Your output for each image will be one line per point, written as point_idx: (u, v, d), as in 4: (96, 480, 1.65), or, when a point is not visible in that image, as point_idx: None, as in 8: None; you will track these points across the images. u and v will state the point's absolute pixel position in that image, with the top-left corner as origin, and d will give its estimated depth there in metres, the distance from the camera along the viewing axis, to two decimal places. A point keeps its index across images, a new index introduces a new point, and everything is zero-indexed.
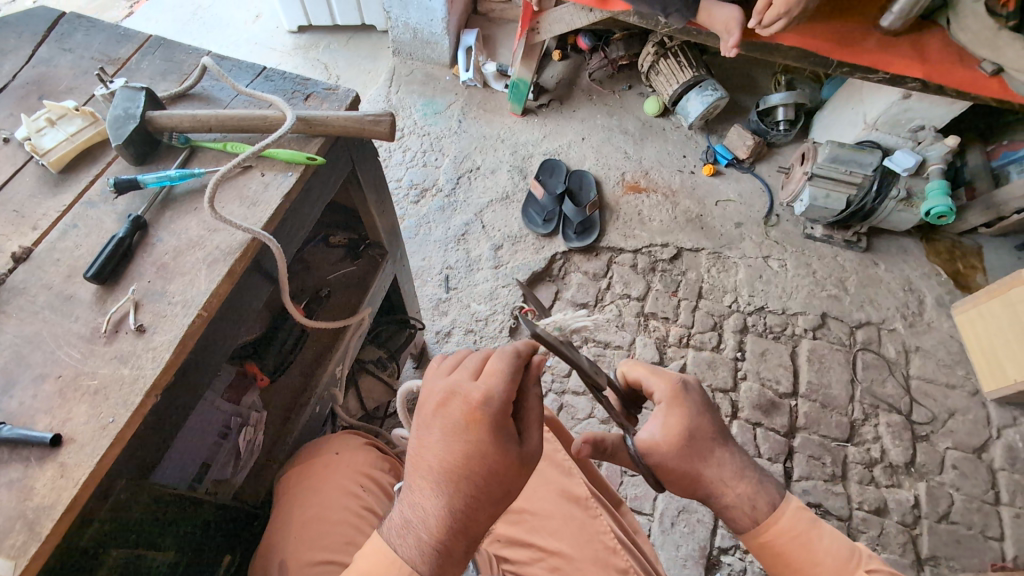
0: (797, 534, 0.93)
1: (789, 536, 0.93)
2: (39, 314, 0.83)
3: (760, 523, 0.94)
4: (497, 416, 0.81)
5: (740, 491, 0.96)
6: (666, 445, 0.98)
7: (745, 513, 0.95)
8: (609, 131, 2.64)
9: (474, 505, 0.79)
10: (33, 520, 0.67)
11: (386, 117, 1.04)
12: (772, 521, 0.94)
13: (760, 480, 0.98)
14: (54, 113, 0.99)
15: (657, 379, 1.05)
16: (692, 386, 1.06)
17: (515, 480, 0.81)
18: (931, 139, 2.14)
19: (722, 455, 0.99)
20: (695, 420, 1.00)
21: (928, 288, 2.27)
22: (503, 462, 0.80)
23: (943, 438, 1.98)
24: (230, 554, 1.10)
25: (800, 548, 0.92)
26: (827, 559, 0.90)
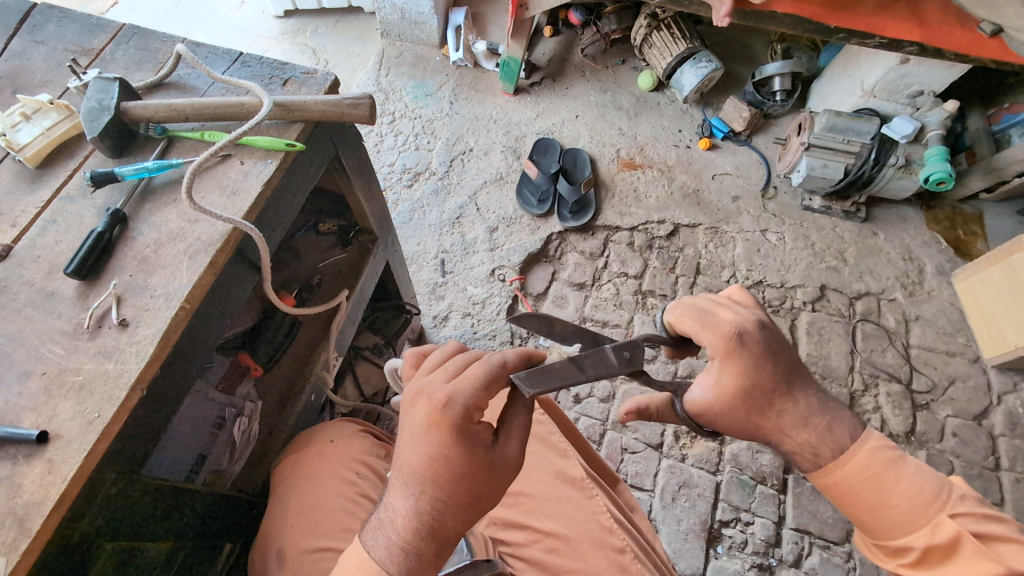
0: (868, 476, 0.83)
1: (858, 478, 0.84)
2: (21, 311, 0.82)
3: (825, 466, 0.86)
4: (459, 420, 0.77)
5: (801, 439, 0.87)
6: (719, 404, 0.88)
7: (808, 457, 0.87)
8: (603, 108, 2.60)
9: (444, 510, 0.78)
10: (23, 516, 0.68)
11: (366, 100, 1.02)
12: (841, 463, 0.85)
13: (831, 424, 0.87)
14: (29, 107, 0.96)
15: (705, 334, 0.88)
16: (749, 332, 0.87)
17: (488, 486, 0.79)
18: (930, 105, 2.12)
19: (788, 403, 0.88)
20: (752, 376, 0.86)
21: (929, 256, 2.24)
22: (469, 468, 0.77)
23: (943, 406, 1.98)
24: (230, 542, 1.11)
25: (871, 490, 0.83)
26: (901, 502, 0.81)
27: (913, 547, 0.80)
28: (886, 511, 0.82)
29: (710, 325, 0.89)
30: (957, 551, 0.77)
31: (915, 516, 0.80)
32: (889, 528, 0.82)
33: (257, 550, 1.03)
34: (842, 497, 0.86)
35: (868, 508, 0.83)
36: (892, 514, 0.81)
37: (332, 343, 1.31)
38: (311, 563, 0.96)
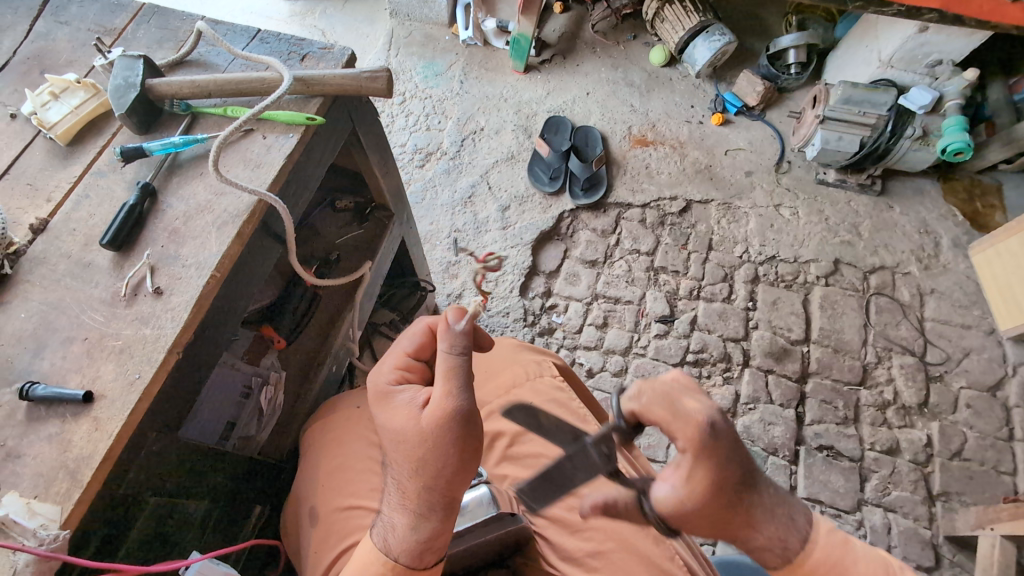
0: (833, 565, 0.80)
1: (825, 566, 0.80)
2: (61, 282, 0.86)
3: (794, 562, 0.81)
4: (382, 389, 0.88)
5: (769, 534, 0.81)
6: (691, 504, 0.77)
7: (778, 553, 0.81)
8: (614, 84, 2.58)
9: (401, 470, 0.83)
10: (75, 469, 0.73)
11: (383, 74, 1.03)
12: (806, 555, 0.81)
13: (792, 514, 0.83)
14: (57, 87, 0.99)
15: (674, 424, 0.79)
16: (720, 424, 0.79)
17: (426, 437, 0.80)
18: (949, 74, 2.09)
19: (756, 498, 0.81)
20: (723, 471, 0.77)
21: (945, 229, 2.22)
22: (398, 426, 0.83)
23: (957, 378, 1.98)
24: (259, 506, 1.16)
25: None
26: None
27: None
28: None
29: (675, 414, 0.79)
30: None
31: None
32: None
33: (292, 507, 1.09)
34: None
35: None
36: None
37: (352, 316, 1.34)
38: (340, 520, 1.02)
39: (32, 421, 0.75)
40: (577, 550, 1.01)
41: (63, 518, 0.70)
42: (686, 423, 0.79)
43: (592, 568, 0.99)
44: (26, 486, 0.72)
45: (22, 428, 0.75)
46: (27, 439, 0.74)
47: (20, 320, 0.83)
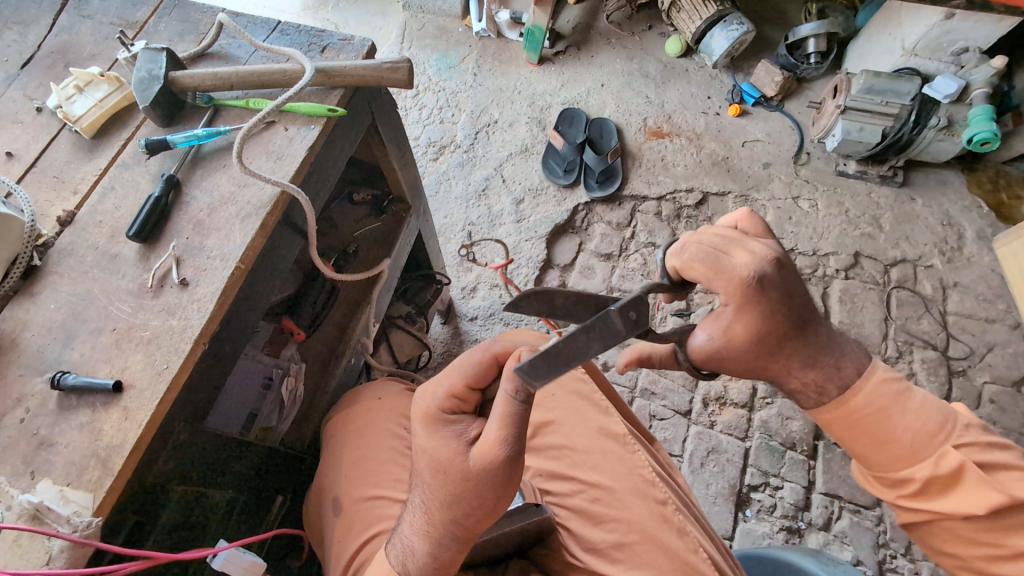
0: (876, 409, 0.86)
1: (866, 410, 0.86)
2: (88, 273, 0.87)
3: (832, 405, 0.88)
4: (430, 412, 0.83)
5: (807, 380, 0.88)
6: (728, 349, 0.86)
7: (813, 394, 0.89)
8: (629, 76, 2.55)
9: (435, 500, 0.81)
10: (106, 457, 0.74)
11: (405, 64, 1.03)
12: (847, 399, 0.88)
13: (839, 363, 0.88)
14: (82, 81, 1.00)
15: (719, 280, 0.84)
16: (769, 276, 0.83)
17: (474, 479, 0.78)
18: (975, 62, 2.03)
19: (800, 345, 0.87)
20: (766, 321, 0.84)
21: (969, 221, 2.18)
22: (444, 460, 0.80)
23: (980, 373, 1.94)
24: (281, 495, 1.16)
25: (877, 424, 0.86)
26: (907, 436, 0.85)
27: (917, 478, 0.85)
28: (892, 446, 0.85)
29: (721, 270, 0.84)
30: (961, 477, 0.83)
31: (920, 448, 0.85)
32: (895, 461, 0.86)
33: (315, 497, 1.10)
34: (845, 430, 0.89)
35: (875, 440, 0.87)
36: (898, 449, 0.85)
37: (370, 308, 1.34)
38: (364, 511, 1.03)
39: (64, 410, 0.76)
40: (600, 542, 1.01)
41: (95, 505, 0.72)
42: (731, 274, 0.83)
43: (616, 559, 0.99)
44: (59, 473, 0.73)
45: (54, 417, 0.76)
46: (59, 428, 0.76)
47: (50, 311, 0.84)
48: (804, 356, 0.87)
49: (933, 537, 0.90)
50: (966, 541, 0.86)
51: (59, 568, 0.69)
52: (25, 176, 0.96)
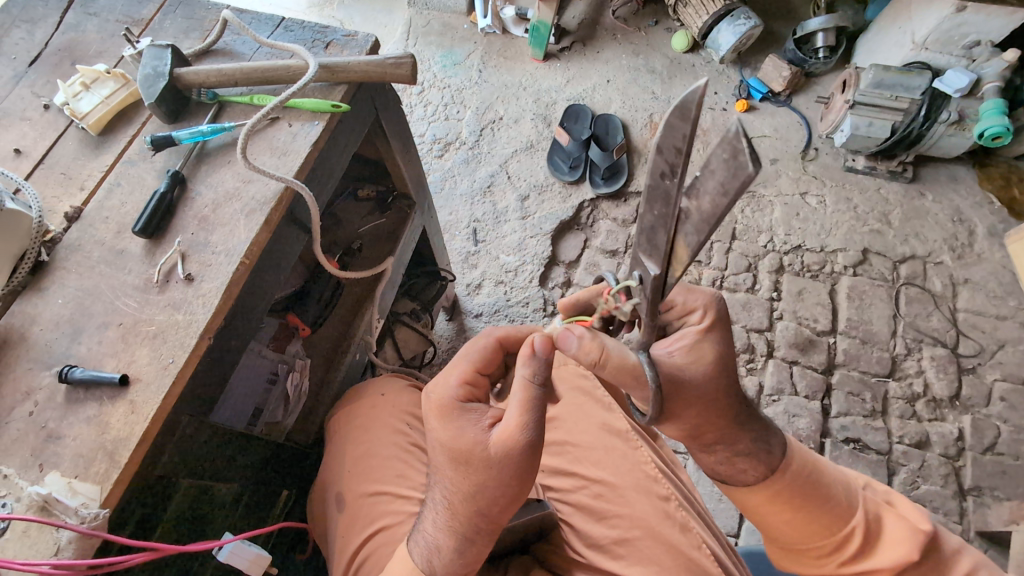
0: (805, 478, 0.90)
1: (796, 481, 0.89)
2: (95, 268, 0.88)
3: (777, 469, 0.90)
4: (446, 402, 0.83)
5: (746, 443, 0.91)
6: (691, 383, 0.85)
7: (762, 458, 0.91)
8: (635, 72, 2.54)
9: (459, 492, 0.81)
10: (113, 450, 0.74)
11: (408, 60, 1.02)
12: (778, 473, 0.90)
13: (766, 437, 0.92)
14: (88, 78, 1.01)
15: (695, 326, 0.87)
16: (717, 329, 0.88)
17: (501, 467, 0.78)
18: (988, 55, 2.00)
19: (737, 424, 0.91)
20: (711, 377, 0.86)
21: (980, 218, 2.16)
22: (467, 449, 0.79)
23: (991, 370, 1.92)
24: (286, 489, 1.18)
25: (807, 491, 0.89)
26: (837, 490, 0.91)
27: (858, 528, 0.89)
28: (830, 505, 0.89)
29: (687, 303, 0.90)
30: (884, 527, 0.90)
31: (850, 500, 0.91)
32: (835, 519, 0.89)
33: (319, 493, 1.11)
34: (775, 502, 0.91)
35: (803, 508, 0.90)
36: (835, 505, 0.89)
37: (375, 305, 1.34)
38: (368, 506, 1.03)
39: (71, 404, 0.77)
40: (603, 538, 1.01)
41: (102, 497, 0.72)
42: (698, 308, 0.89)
43: (618, 555, 0.99)
44: (67, 466, 0.74)
45: (61, 410, 0.77)
46: (67, 421, 0.76)
47: (57, 306, 0.85)
48: (743, 437, 0.91)
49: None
50: None
51: (67, 559, 0.70)
52: (33, 173, 0.97)
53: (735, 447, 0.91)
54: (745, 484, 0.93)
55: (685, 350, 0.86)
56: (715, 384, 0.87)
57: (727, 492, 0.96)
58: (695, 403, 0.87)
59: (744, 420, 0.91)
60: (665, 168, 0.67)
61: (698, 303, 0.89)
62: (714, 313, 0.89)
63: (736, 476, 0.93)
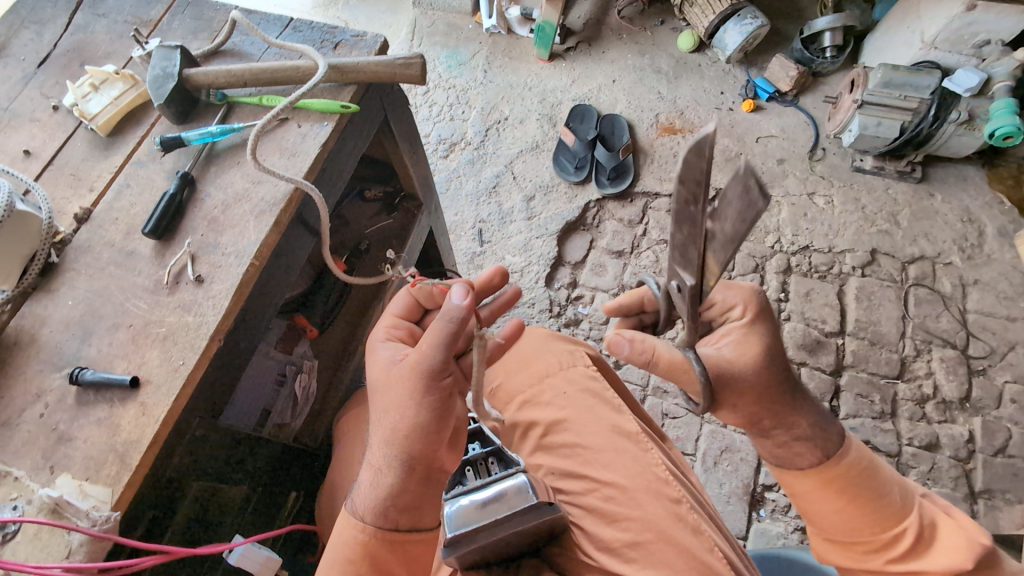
0: (863, 468, 0.90)
1: (855, 469, 0.89)
2: (105, 270, 0.87)
3: (834, 458, 0.90)
4: (375, 344, 0.94)
5: (808, 425, 0.92)
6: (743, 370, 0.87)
7: (818, 446, 0.91)
8: (641, 71, 2.53)
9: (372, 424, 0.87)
10: (124, 453, 0.74)
11: (417, 60, 1.02)
12: (838, 459, 0.90)
13: (829, 423, 0.93)
14: (97, 79, 1.01)
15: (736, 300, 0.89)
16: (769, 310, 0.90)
17: (395, 380, 0.84)
18: (998, 54, 1.98)
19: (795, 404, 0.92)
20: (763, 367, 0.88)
21: (989, 218, 2.14)
22: (377, 376, 0.88)
23: (1001, 372, 1.91)
24: (294, 492, 1.19)
25: (867, 482, 0.89)
26: (891, 489, 0.90)
27: (909, 529, 0.87)
28: (885, 499, 0.88)
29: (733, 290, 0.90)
30: (938, 531, 0.87)
31: (903, 501, 0.89)
32: (887, 515, 0.88)
33: (330, 495, 1.10)
34: (830, 490, 0.91)
35: (859, 498, 0.89)
36: (887, 502, 0.88)
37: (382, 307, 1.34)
38: None
39: (82, 406, 0.77)
40: (615, 541, 1.00)
41: (112, 500, 0.72)
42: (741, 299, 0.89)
43: (630, 558, 0.98)
44: (78, 468, 0.74)
45: (72, 412, 0.77)
46: (77, 423, 0.76)
47: (67, 307, 0.85)
48: (801, 420, 0.91)
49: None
50: None
51: (78, 562, 0.69)
52: (42, 174, 0.97)
53: (789, 431, 0.92)
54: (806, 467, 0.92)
55: (734, 344, 0.89)
56: (767, 376, 0.88)
57: (782, 478, 0.96)
58: (753, 397, 0.90)
59: (798, 404, 0.92)
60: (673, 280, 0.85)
61: (738, 299, 0.90)
62: (757, 307, 0.90)
63: (794, 459, 0.93)
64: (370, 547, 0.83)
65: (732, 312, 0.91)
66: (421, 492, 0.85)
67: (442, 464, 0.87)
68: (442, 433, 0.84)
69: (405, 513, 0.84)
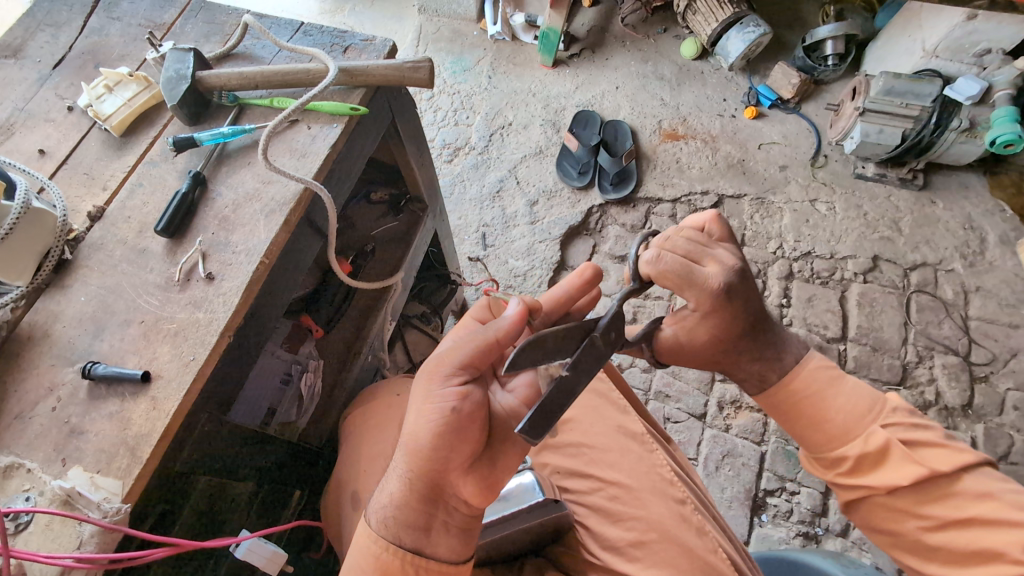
0: (812, 390, 0.93)
1: (801, 393, 0.94)
2: (117, 267, 0.89)
3: (772, 389, 0.97)
4: None
5: (750, 368, 0.98)
6: (688, 347, 0.99)
7: (755, 382, 0.98)
8: (644, 78, 2.55)
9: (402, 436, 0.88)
10: (135, 446, 0.75)
11: (426, 64, 1.04)
12: (788, 381, 0.95)
13: (781, 356, 0.97)
14: (111, 80, 1.02)
15: (690, 291, 0.93)
16: (736, 288, 0.92)
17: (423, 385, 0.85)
18: (999, 63, 2.01)
19: (749, 347, 0.97)
20: (707, 341, 0.97)
21: (991, 225, 2.15)
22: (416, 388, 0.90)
23: (1003, 379, 1.91)
24: (300, 490, 1.20)
25: (814, 404, 0.93)
26: (837, 416, 0.91)
27: (848, 456, 0.89)
28: (830, 421, 0.91)
29: (694, 281, 0.92)
30: (888, 455, 0.87)
31: (851, 426, 0.90)
32: (828, 438, 0.91)
33: (335, 491, 1.11)
34: (783, 411, 0.96)
35: (810, 419, 0.93)
36: (826, 429, 0.91)
37: (386, 309, 1.34)
38: None
39: (94, 399, 0.78)
40: (620, 540, 1.01)
41: (122, 493, 0.73)
42: (703, 286, 0.92)
43: (634, 558, 0.99)
44: (90, 461, 0.75)
45: (84, 406, 0.78)
46: (89, 416, 0.77)
47: (80, 303, 0.86)
48: (751, 366, 0.98)
49: (871, 517, 0.91)
50: (900, 518, 0.87)
51: (89, 553, 0.70)
52: (56, 173, 0.99)
53: (729, 372, 1.02)
54: (754, 392, 1.00)
55: (684, 330, 0.98)
56: (712, 350, 0.98)
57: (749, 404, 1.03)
58: (698, 359, 1.01)
59: (752, 351, 0.98)
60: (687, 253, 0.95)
61: (693, 295, 0.93)
62: (716, 299, 0.92)
63: (741, 386, 1.02)
64: (381, 562, 0.81)
65: (687, 299, 0.95)
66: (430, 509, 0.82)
67: (457, 487, 0.82)
68: (457, 448, 0.80)
69: (413, 530, 0.82)
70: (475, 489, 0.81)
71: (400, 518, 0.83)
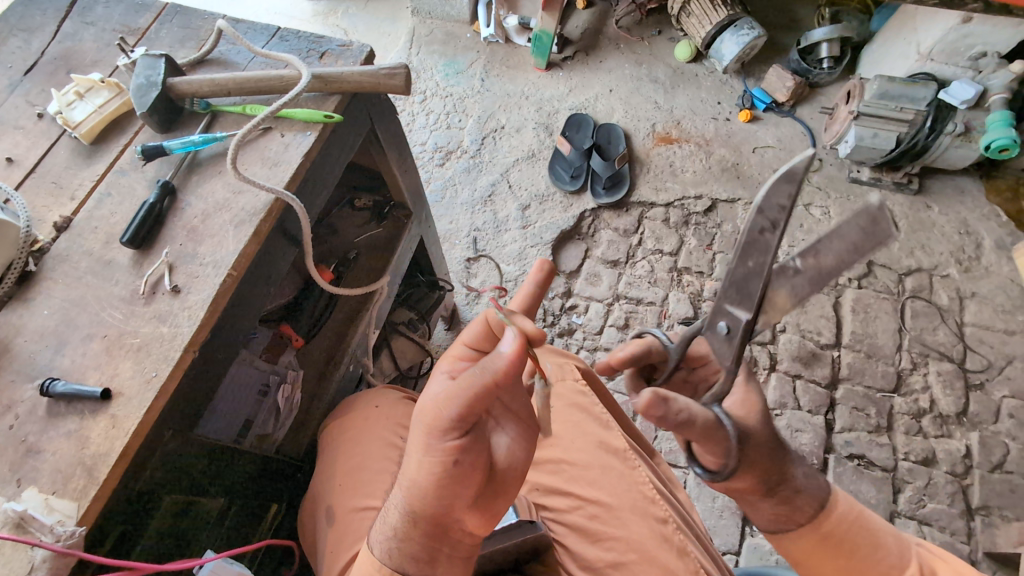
0: (853, 520, 0.94)
1: (845, 524, 0.94)
2: (82, 279, 0.87)
3: (819, 521, 0.94)
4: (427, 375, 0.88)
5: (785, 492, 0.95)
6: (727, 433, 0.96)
7: (794, 518, 0.95)
8: (638, 81, 2.53)
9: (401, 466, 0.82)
10: (92, 466, 0.73)
11: (401, 71, 1.02)
12: (826, 518, 0.94)
13: (811, 488, 0.96)
14: (82, 87, 1.00)
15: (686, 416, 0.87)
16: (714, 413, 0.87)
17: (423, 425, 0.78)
18: (994, 66, 1.96)
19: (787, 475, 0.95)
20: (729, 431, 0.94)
21: (987, 230, 2.13)
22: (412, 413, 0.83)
23: (999, 387, 1.88)
24: (276, 503, 1.20)
25: (858, 535, 0.93)
26: (886, 543, 0.94)
27: None
28: (880, 554, 0.92)
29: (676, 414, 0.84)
30: None
31: (899, 557, 0.92)
32: (882, 573, 0.92)
33: (310, 506, 1.10)
34: (827, 551, 0.94)
35: (858, 553, 0.93)
36: (878, 564, 0.92)
37: (368, 319, 1.32)
38: (356, 521, 1.01)
39: (52, 417, 0.76)
40: (598, 560, 1.00)
41: (79, 514, 0.71)
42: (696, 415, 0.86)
43: None
44: (46, 481, 0.72)
45: (42, 424, 0.76)
46: (46, 435, 0.75)
47: (43, 317, 0.84)
48: (791, 490, 0.94)
49: None
50: None
51: None
52: (23, 182, 0.97)
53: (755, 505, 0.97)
54: (788, 536, 0.97)
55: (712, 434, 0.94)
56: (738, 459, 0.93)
57: (775, 538, 0.99)
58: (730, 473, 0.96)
59: (789, 470, 0.95)
60: (765, 223, 0.89)
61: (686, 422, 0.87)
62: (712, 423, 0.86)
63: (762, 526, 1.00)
64: None
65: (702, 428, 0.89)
66: (434, 543, 0.81)
67: (461, 523, 0.81)
68: (460, 490, 0.77)
69: (419, 563, 0.81)
70: (478, 522, 0.81)
71: (402, 551, 0.80)
